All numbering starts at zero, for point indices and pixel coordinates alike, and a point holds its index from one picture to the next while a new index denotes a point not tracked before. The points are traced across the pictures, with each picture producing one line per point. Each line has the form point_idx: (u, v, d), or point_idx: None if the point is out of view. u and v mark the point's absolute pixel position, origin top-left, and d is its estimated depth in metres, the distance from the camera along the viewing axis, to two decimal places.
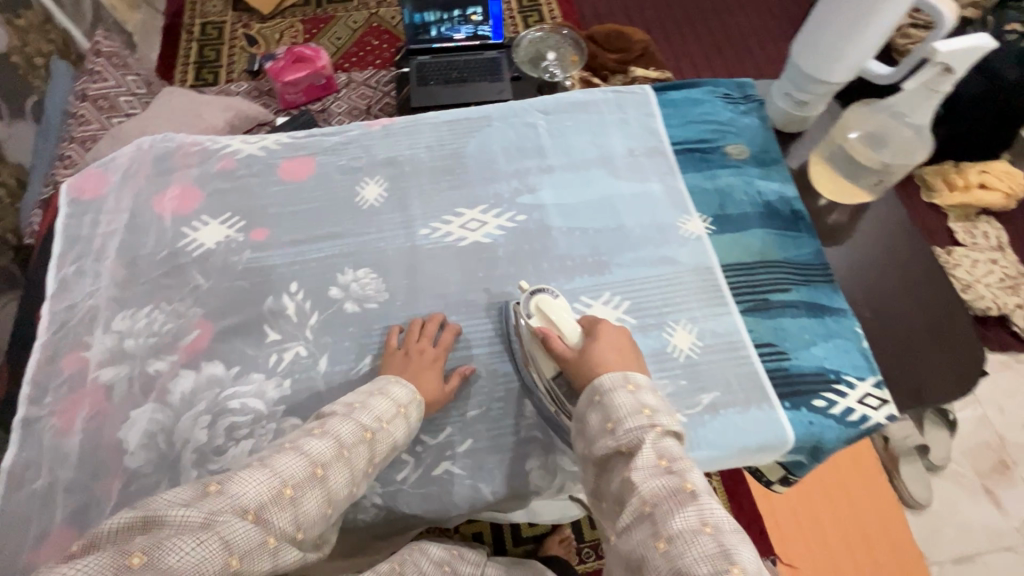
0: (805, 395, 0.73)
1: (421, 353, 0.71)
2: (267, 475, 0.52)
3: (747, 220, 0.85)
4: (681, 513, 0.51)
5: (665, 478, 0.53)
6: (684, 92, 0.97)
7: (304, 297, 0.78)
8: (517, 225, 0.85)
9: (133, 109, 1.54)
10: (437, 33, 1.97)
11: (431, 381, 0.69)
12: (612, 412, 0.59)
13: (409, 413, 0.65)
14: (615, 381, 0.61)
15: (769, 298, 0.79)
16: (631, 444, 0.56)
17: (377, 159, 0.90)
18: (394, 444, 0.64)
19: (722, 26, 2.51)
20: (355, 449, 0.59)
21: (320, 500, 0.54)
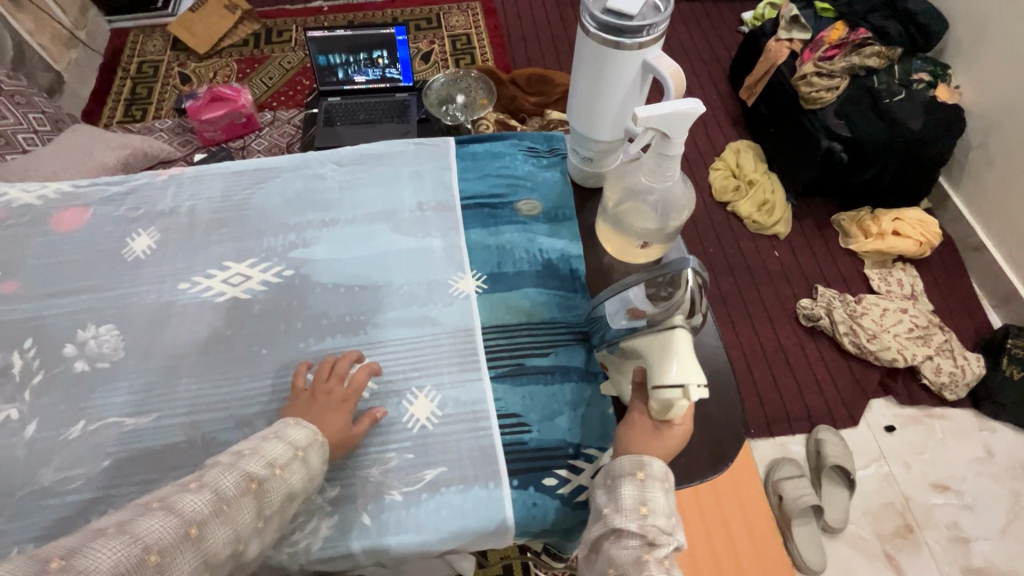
0: (538, 473, 0.67)
1: (329, 394, 0.68)
2: (125, 542, 0.47)
3: (521, 279, 0.82)
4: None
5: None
6: (486, 145, 0.95)
7: (34, 355, 0.75)
8: (282, 281, 0.82)
9: (32, 145, 1.68)
10: (344, 75, 2.00)
11: (336, 422, 0.66)
12: (646, 495, 0.57)
13: (308, 457, 0.61)
14: (659, 472, 0.59)
15: (525, 363, 0.75)
16: (658, 535, 0.55)
17: (155, 210, 0.88)
18: (291, 492, 0.58)
19: None
20: (240, 502, 0.54)
21: (191, 564, 0.49)
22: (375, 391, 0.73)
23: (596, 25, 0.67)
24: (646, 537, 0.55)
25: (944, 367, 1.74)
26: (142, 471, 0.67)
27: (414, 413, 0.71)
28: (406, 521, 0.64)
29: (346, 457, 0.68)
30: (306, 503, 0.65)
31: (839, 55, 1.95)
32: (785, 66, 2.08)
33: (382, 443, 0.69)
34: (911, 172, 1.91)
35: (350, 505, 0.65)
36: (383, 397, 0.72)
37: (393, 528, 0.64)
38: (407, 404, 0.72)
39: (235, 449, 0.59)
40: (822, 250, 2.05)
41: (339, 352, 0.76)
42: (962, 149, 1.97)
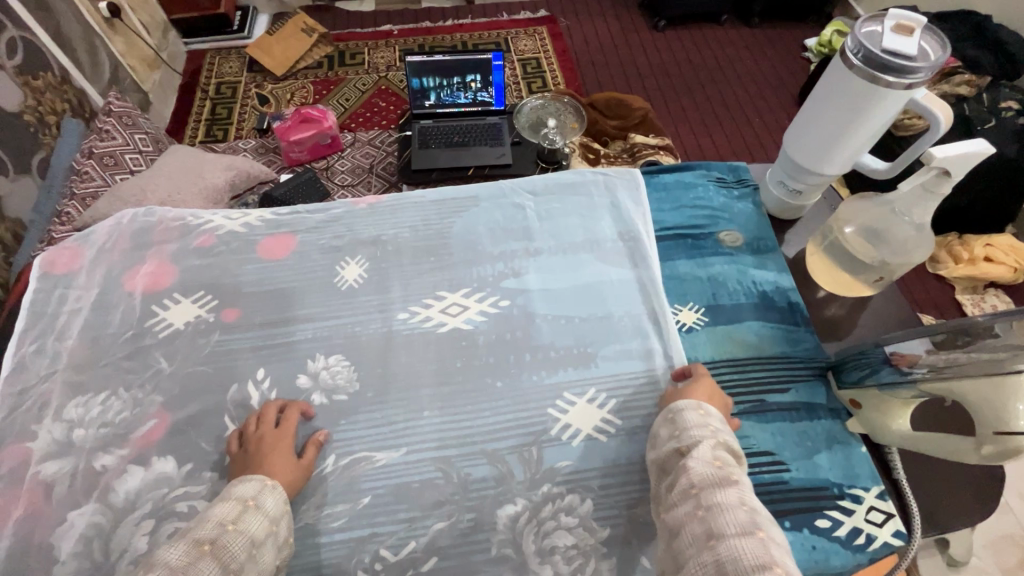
0: (808, 514, 0.66)
1: (262, 441, 0.66)
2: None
3: (741, 311, 0.82)
4: (722, 490, 0.52)
5: (713, 469, 0.54)
6: (675, 176, 0.96)
7: (269, 386, 0.74)
8: (500, 311, 0.81)
9: (139, 167, 1.56)
10: (436, 98, 2.01)
11: (281, 464, 0.64)
12: (680, 423, 0.63)
13: (261, 504, 0.58)
14: (690, 404, 0.65)
15: (766, 400, 0.74)
16: (690, 441, 0.59)
17: (359, 239, 0.88)
18: (253, 543, 0.54)
19: (720, 95, 2.59)
20: (196, 564, 0.49)
21: None
22: (621, 427, 0.71)
23: (862, 60, 0.68)
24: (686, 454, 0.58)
25: None
26: (406, 508, 0.66)
27: None
28: None
29: (609, 497, 0.67)
30: (579, 545, 0.64)
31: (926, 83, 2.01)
32: None
33: (644, 481, 0.68)
34: (1004, 198, 1.93)
35: (624, 548, 0.64)
36: (631, 432, 0.71)
37: None
38: None
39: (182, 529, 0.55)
40: (911, 277, 2.04)
41: (576, 385, 0.75)
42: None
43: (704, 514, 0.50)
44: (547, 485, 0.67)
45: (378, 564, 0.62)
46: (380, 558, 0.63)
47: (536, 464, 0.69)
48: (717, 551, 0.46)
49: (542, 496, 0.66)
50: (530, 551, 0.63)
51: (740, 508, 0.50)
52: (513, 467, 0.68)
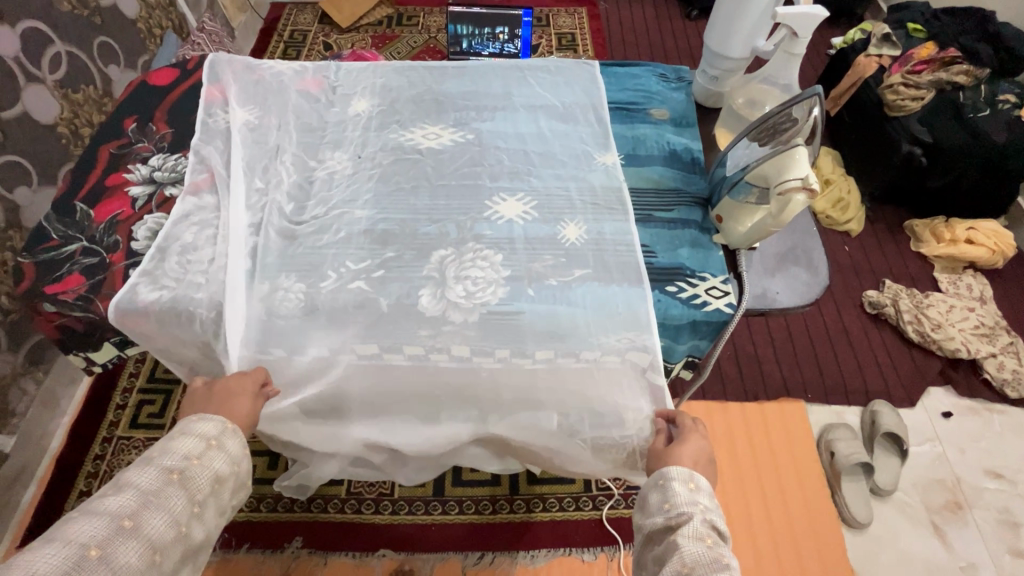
0: (663, 282, 0.87)
1: (227, 388, 0.79)
2: (61, 548, 0.57)
3: (652, 159, 1.03)
4: (715, 575, 0.60)
5: (705, 549, 0.64)
6: (627, 68, 1.18)
7: (289, 164, 1.01)
8: (466, 140, 1.06)
9: None
10: (468, 45, 2.34)
11: (240, 407, 0.78)
12: (670, 496, 0.70)
13: (222, 442, 0.73)
14: (682, 474, 0.73)
15: (654, 214, 0.96)
16: (681, 517, 0.68)
17: (369, 85, 1.15)
18: (216, 477, 0.71)
19: None
20: (166, 490, 0.66)
21: (137, 550, 0.60)
22: (538, 217, 0.95)
23: None
24: (671, 523, 0.68)
25: (1007, 365, 1.82)
26: (369, 242, 0.91)
27: (567, 234, 0.93)
28: (559, 297, 0.85)
29: (518, 253, 0.90)
30: (487, 277, 0.87)
31: (927, 70, 2.08)
32: (873, 78, 2.18)
33: (545, 247, 0.91)
34: (991, 179, 2.00)
35: (518, 281, 0.87)
36: (544, 220, 0.94)
37: (552, 302, 0.85)
38: (561, 227, 0.94)
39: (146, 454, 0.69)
40: (893, 252, 2.14)
41: (510, 190, 0.99)
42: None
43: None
44: (473, 242, 0.91)
45: (342, 268, 0.88)
46: (345, 266, 0.88)
47: (468, 230, 0.93)
48: None
49: (468, 248, 0.91)
50: (450, 275, 0.87)
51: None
52: (451, 230, 0.93)
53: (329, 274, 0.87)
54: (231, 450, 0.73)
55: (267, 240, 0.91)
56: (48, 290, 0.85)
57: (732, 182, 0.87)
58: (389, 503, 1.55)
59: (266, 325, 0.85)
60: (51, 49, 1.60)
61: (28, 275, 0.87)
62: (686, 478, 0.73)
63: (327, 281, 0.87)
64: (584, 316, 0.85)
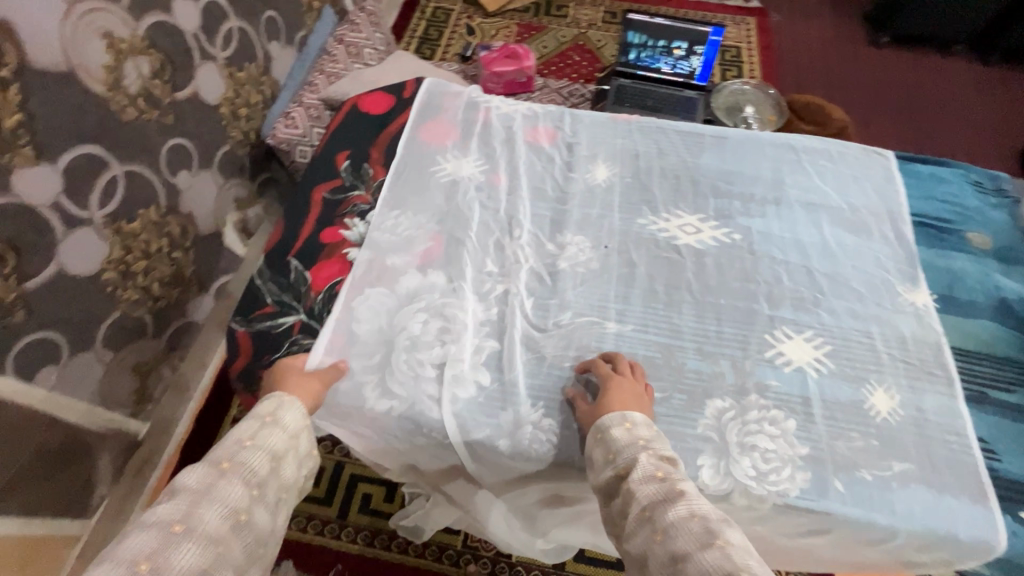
0: (1014, 503, 0.67)
1: (287, 369, 0.71)
2: (111, 567, 0.46)
3: (977, 309, 0.81)
4: (673, 508, 0.53)
5: (657, 486, 0.56)
6: (931, 168, 0.95)
7: (523, 244, 0.86)
8: (731, 242, 0.87)
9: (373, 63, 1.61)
10: (635, 56, 2.07)
11: (301, 386, 0.69)
12: (612, 446, 0.62)
13: (277, 417, 0.62)
14: (614, 418, 0.64)
15: (987, 393, 0.75)
16: (627, 463, 0.59)
17: (609, 147, 0.97)
18: (273, 455, 0.59)
19: (931, 127, 2.33)
20: (217, 485, 0.54)
21: (192, 552, 0.49)
22: (835, 371, 0.76)
23: None
24: (658, 474, 0.57)
25: None
26: None
27: (876, 404, 0.73)
28: (876, 500, 0.67)
29: (815, 422, 0.72)
30: (779, 451, 0.70)
31: None
32: None
33: (849, 421, 0.72)
34: None
35: (821, 467, 0.69)
36: (844, 378, 0.75)
37: (865, 505, 0.66)
38: (869, 392, 0.74)
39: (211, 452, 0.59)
40: None
41: (795, 324, 0.80)
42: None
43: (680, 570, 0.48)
44: (756, 395, 0.73)
45: None
46: None
47: (748, 374, 0.75)
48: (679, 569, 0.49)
49: (750, 402, 0.73)
50: (731, 440, 0.70)
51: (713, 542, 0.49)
52: (726, 369, 0.76)
53: None
54: (286, 423, 0.62)
55: (507, 347, 0.77)
56: (266, 373, 0.75)
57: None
58: (505, 568, 1.17)
59: (504, 460, 0.72)
60: (226, 24, 1.19)
61: (243, 349, 0.78)
62: (620, 418, 0.64)
63: None
64: (909, 535, 0.66)
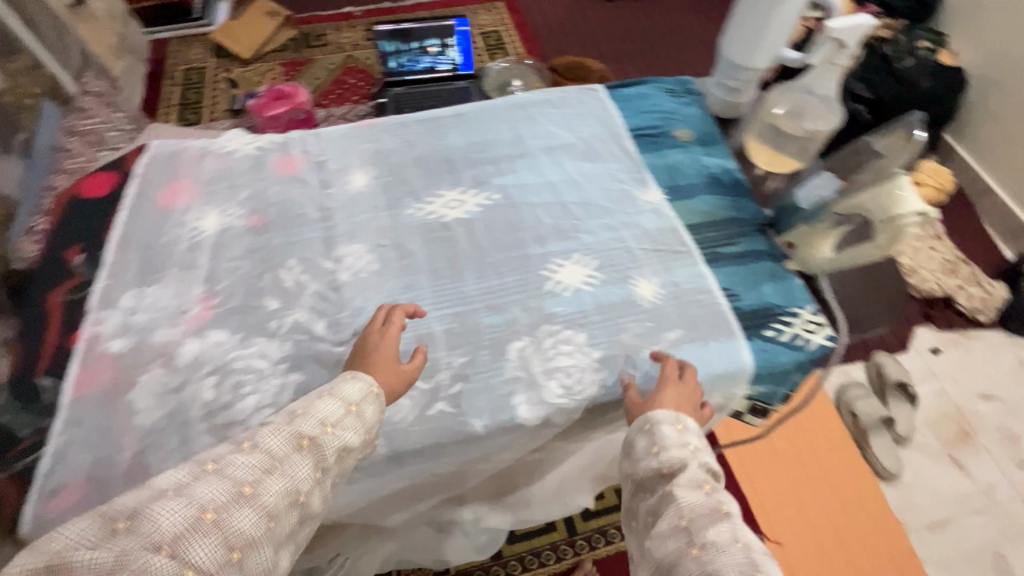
0: (757, 328, 0.82)
1: (380, 349, 0.73)
2: (185, 503, 0.53)
3: (695, 189, 0.97)
4: (715, 527, 0.59)
5: (705, 500, 0.62)
6: (633, 89, 1.10)
7: (300, 272, 0.85)
8: (493, 203, 0.94)
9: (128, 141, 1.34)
10: (397, 63, 2.11)
11: (388, 374, 0.71)
12: (659, 440, 0.68)
13: (362, 410, 0.66)
14: (668, 417, 0.70)
15: (719, 250, 0.89)
16: (672, 466, 0.66)
17: (359, 153, 0.99)
18: (349, 446, 0.64)
19: (669, 57, 2.72)
20: (293, 458, 0.60)
21: (250, 518, 0.54)
22: (604, 280, 0.86)
23: None
24: (705, 486, 0.64)
25: (975, 294, 1.95)
26: (432, 349, 0.78)
27: (642, 293, 0.85)
28: (660, 370, 0.77)
29: (599, 328, 0.81)
30: (577, 364, 0.77)
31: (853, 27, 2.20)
32: None
33: (624, 316, 0.82)
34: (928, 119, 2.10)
35: (613, 362, 0.78)
36: (612, 283, 0.86)
37: (653, 378, 0.77)
38: (634, 286, 0.85)
39: (292, 409, 0.65)
40: None
41: (562, 253, 0.89)
42: (979, 113, 2.13)
43: (697, 555, 0.57)
44: (547, 324, 0.81)
45: (414, 389, 0.75)
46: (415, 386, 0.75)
47: (535, 311, 0.82)
48: None
49: (543, 332, 0.80)
50: (536, 371, 0.77)
51: (736, 548, 0.57)
52: (516, 313, 0.82)
53: (401, 403, 0.74)
54: (368, 419, 0.66)
55: (311, 374, 0.76)
56: (43, 510, 0.66)
57: (808, 212, 0.84)
58: None
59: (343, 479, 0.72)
60: None
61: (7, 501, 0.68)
62: (672, 418, 0.70)
63: (402, 411, 0.74)
64: (690, 386, 0.78)
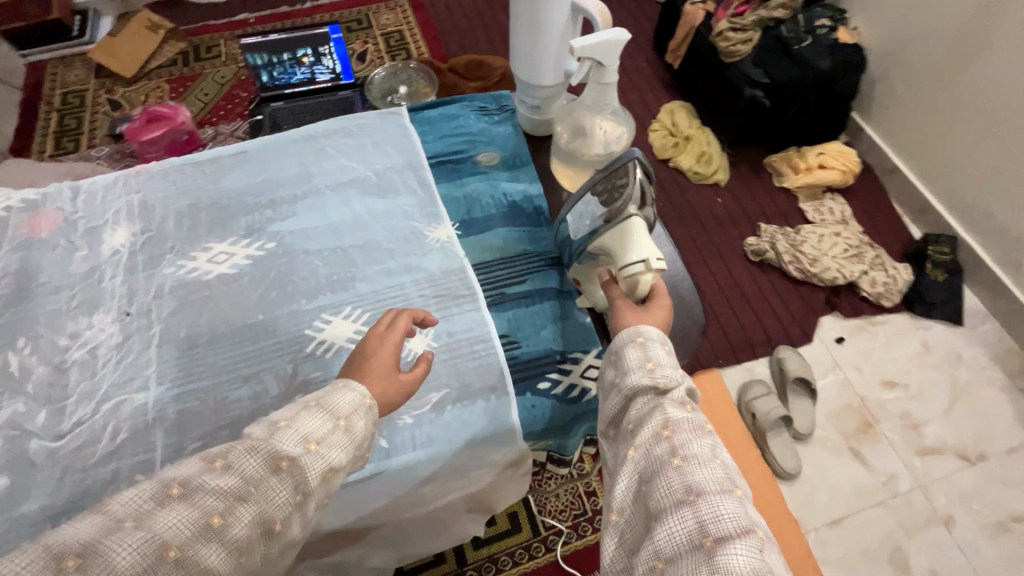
0: (531, 379, 0.75)
1: (381, 342, 0.67)
2: (141, 537, 0.44)
3: (491, 221, 0.89)
4: (708, 464, 0.52)
5: (692, 420, 0.56)
6: (439, 109, 1.01)
7: (29, 352, 0.76)
8: (264, 253, 0.86)
9: None
10: (268, 77, 1.98)
11: (388, 374, 0.65)
12: (649, 353, 0.61)
13: (351, 425, 0.58)
14: (657, 334, 0.63)
15: (506, 291, 0.82)
16: (670, 381, 0.59)
17: (122, 206, 0.89)
18: (334, 467, 0.56)
19: None
20: (269, 482, 0.51)
21: (217, 555, 0.46)
22: None
23: None
24: (699, 421, 0.56)
25: (878, 278, 1.74)
26: (164, 435, 0.70)
27: (411, 348, 0.77)
28: (418, 438, 0.71)
29: None
30: None
31: (748, 10, 1.91)
32: (703, 25, 1.99)
33: None
34: (826, 104, 1.87)
35: None
36: None
37: (409, 447, 0.70)
38: (404, 340, 0.78)
39: (274, 419, 0.56)
40: (762, 190, 1.97)
41: (333, 306, 0.81)
42: (883, 88, 1.87)
43: (679, 467, 0.51)
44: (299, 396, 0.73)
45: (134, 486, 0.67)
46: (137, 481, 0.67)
47: (289, 380, 0.75)
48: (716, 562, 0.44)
49: None
50: None
51: (715, 463, 0.52)
52: (267, 383, 0.74)
53: None
54: (359, 436, 0.59)
55: (18, 477, 0.67)
56: None
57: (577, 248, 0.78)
58: None
59: None
60: None
61: None
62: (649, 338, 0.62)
63: None
64: (455, 451, 0.71)
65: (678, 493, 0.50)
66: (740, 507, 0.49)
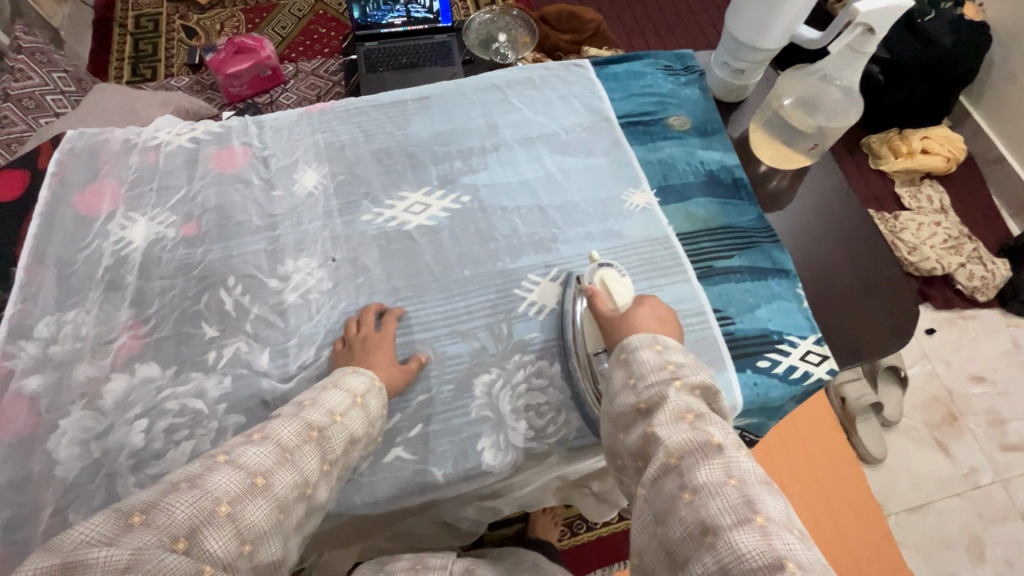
0: (750, 357, 0.73)
1: (366, 340, 0.70)
2: (197, 494, 0.45)
3: (690, 189, 0.86)
4: (705, 465, 0.44)
5: (687, 430, 0.47)
6: (625, 66, 0.97)
7: (241, 292, 0.75)
8: (461, 207, 0.83)
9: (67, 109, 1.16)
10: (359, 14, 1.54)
11: (384, 366, 0.67)
12: (636, 368, 0.54)
13: (368, 403, 0.62)
14: (645, 340, 0.57)
15: (713, 265, 0.80)
16: (651, 399, 0.51)
17: (308, 147, 0.86)
18: (352, 438, 0.59)
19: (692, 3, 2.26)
20: (303, 450, 0.54)
21: (263, 510, 0.48)
22: None
23: None
24: (686, 416, 0.48)
25: (975, 272, 1.46)
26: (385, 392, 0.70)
27: None
28: None
29: None
30: (550, 400, 0.70)
31: None
32: None
33: None
34: (938, 95, 1.59)
35: None
36: None
37: None
38: None
39: (297, 401, 0.59)
40: (853, 169, 1.68)
41: (540, 267, 0.79)
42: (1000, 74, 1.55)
43: (690, 502, 0.42)
44: (518, 354, 0.73)
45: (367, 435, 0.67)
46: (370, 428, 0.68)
47: (504, 337, 0.74)
48: (721, 552, 0.39)
49: (514, 364, 0.72)
50: (506, 411, 0.69)
51: (727, 486, 0.43)
52: (484, 341, 0.73)
53: None
54: (372, 412, 0.62)
55: (252, 417, 0.67)
56: None
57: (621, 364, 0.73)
58: None
59: None
60: None
61: None
62: (649, 343, 0.57)
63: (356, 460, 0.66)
64: None
65: (694, 531, 0.42)
66: (763, 539, 0.39)
